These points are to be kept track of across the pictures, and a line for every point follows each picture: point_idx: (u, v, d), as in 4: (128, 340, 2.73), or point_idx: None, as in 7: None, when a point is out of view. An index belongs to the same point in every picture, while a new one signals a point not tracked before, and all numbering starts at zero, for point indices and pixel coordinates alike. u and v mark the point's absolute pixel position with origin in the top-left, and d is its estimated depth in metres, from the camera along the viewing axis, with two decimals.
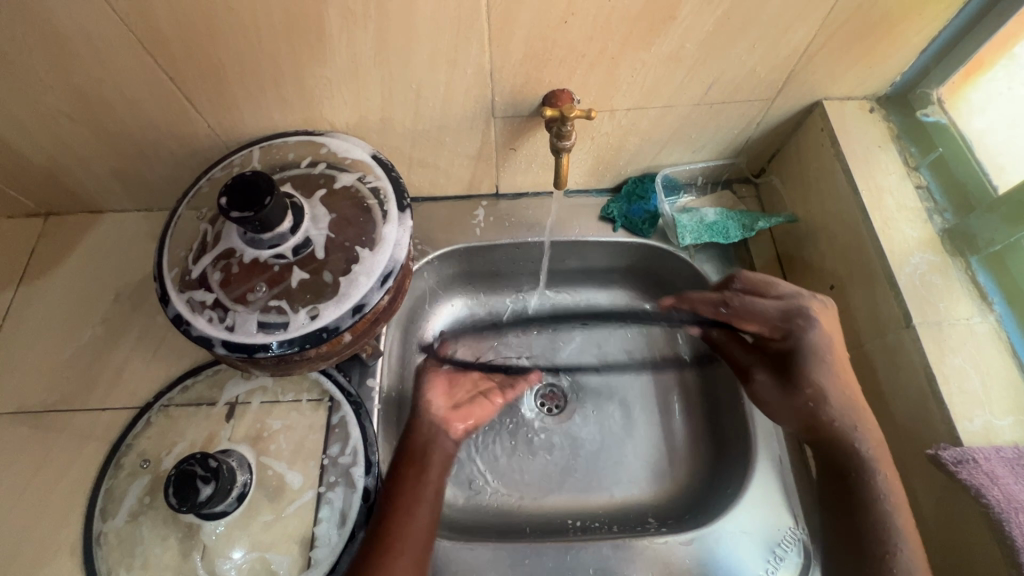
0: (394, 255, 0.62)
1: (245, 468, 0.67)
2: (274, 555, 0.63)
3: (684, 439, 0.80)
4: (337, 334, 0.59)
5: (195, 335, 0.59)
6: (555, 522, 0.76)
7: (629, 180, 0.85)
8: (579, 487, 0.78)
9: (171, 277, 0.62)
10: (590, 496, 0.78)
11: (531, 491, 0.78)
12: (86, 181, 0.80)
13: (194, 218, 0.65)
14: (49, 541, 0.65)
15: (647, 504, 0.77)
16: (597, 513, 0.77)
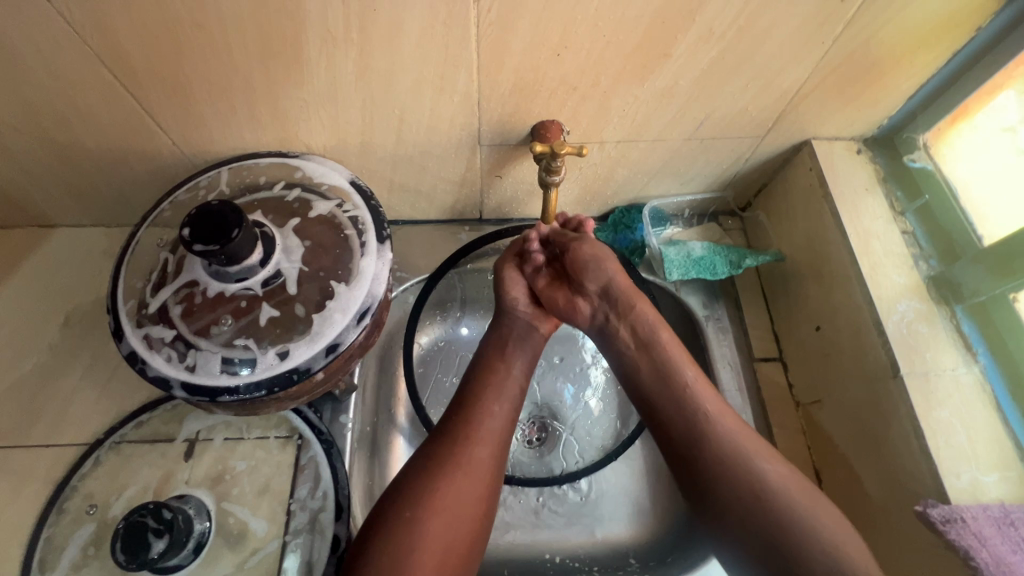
0: (372, 290, 0.58)
1: (204, 515, 0.62)
2: None
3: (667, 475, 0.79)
4: (308, 375, 0.55)
5: (151, 376, 0.54)
6: (534, 560, 0.75)
7: (616, 209, 0.84)
8: (560, 524, 0.77)
9: (126, 310, 0.57)
10: (570, 533, 0.76)
11: (513, 531, 0.76)
12: (37, 195, 0.74)
13: (154, 243, 0.61)
14: None
15: (629, 544, 0.76)
16: (578, 552, 0.75)
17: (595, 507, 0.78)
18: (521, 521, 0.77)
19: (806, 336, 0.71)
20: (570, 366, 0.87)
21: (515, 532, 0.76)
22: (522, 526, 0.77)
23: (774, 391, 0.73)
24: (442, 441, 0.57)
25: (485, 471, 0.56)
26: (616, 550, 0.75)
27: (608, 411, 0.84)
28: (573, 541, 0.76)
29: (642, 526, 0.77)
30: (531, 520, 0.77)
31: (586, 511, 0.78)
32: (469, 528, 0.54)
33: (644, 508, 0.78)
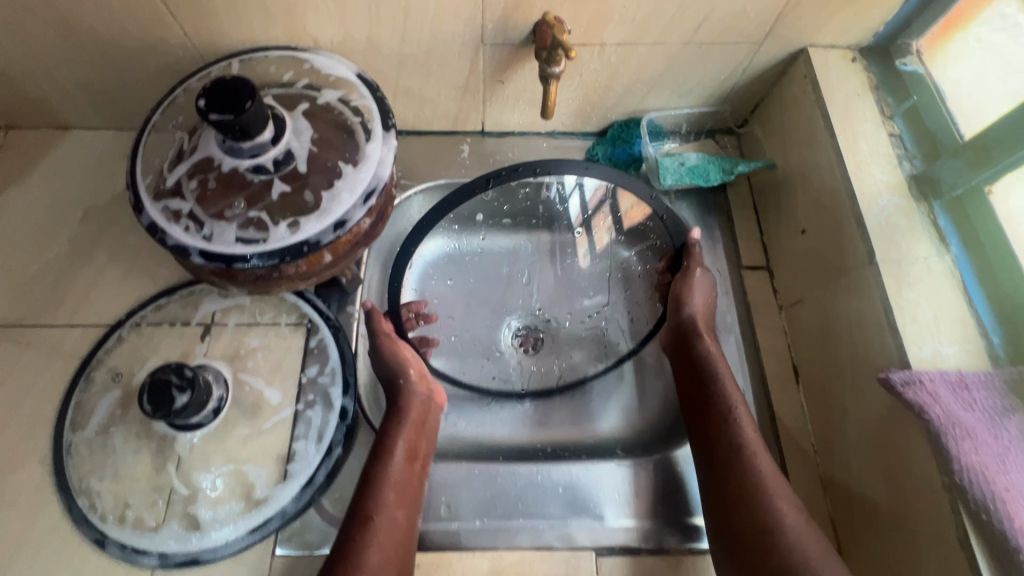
0: (377, 173, 0.61)
1: (222, 383, 0.66)
2: (251, 468, 0.63)
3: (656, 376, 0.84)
4: (317, 249, 0.58)
5: (171, 245, 0.57)
6: (526, 450, 0.79)
7: (615, 124, 0.86)
8: (553, 421, 0.82)
9: (144, 185, 0.60)
10: (562, 428, 0.82)
11: (506, 426, 0.81)
12: (53, 92, 0.76)
13: (170, 125, 0.63)
14: (16, 450, 0.64)
15: (616, 438, 0.80)
16: (568, 444, 0.80)
17: (585, 406, 0.83)
18: (517, 416, 0.82)
19: (791, 239, 0.74)
20: (563, 281, 0.91)
21: (509, 428, 0.81)
22: (518, 421, 0.82)
23: (758, 295, 0.77)
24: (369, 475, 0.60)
25: (403, 482, 0.60)
26: (604, 441, 0.80)
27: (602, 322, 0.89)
28: (565, 437, 0.81)
29: (630, 423, 0.81)
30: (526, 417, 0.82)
31: (577, 408, 0.83)
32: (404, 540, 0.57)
33: (632, 404, 0.83)
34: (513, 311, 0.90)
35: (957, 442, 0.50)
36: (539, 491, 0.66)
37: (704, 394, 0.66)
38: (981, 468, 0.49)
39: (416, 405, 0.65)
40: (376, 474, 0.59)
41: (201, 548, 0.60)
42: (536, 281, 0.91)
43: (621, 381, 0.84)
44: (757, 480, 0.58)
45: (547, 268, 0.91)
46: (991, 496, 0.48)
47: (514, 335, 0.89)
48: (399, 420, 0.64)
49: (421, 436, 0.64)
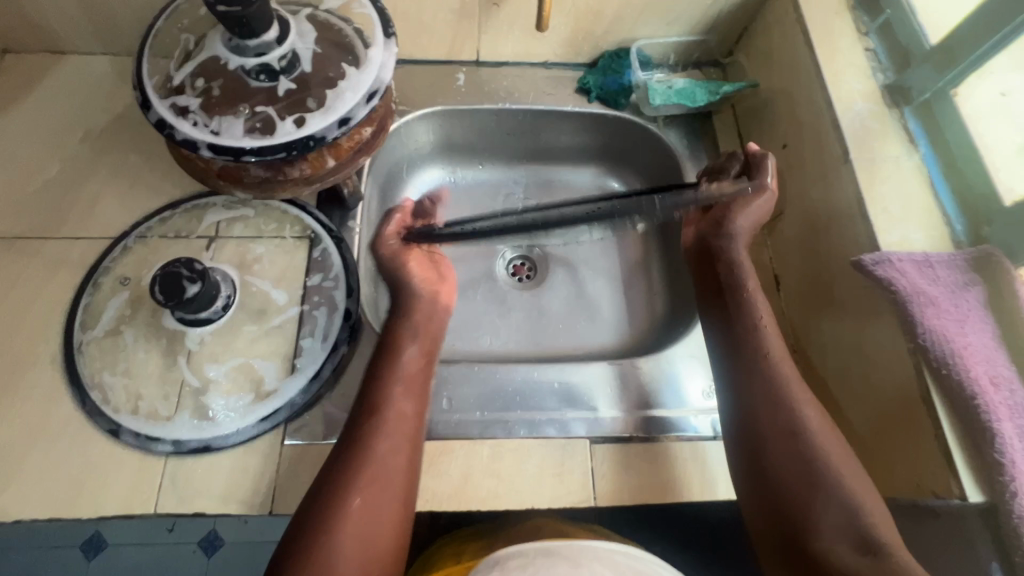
0: (379, 76, 0.63)
1: (229, 284, 0.69)
2: (259, 362, 0.66)
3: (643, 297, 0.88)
4: (323, 144, 0.61)
5: (179, 139, 0.59)
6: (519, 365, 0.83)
7: (605, 55, 0.89)
8: (545, 338, 0.85)
9: (151, 85, 0.62)
10: (554, 345, 0.85)
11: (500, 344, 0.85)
12: (50, 11, 0.77)
13: (176, 32, 0.65)
14: (28, 350, 0.66)
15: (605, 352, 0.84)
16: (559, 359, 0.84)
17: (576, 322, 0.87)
18: (511, 334, 0.85)
19: (772, 154, 0.78)
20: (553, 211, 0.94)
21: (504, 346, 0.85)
22: (512, 340, 0.85)
23: None
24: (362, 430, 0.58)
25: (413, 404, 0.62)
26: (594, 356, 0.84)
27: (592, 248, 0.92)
28: (556, 349, 0.84)
29: (619, 338, 0.85)
30: (519, 337, 0.85)
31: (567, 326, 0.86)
32: (405, 494, 0.56)
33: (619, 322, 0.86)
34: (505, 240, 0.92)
35: (922, 309, 0.54)
36: (535, 386, 0.71)
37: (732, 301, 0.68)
38: (942, 330, 0.53)
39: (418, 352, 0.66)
40: (370, 432, 0.58)
41: (212, 435, 0.62)
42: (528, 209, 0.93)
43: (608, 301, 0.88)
44: (786, 388, 0.60)
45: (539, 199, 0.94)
46: (950, 353, 0.52)
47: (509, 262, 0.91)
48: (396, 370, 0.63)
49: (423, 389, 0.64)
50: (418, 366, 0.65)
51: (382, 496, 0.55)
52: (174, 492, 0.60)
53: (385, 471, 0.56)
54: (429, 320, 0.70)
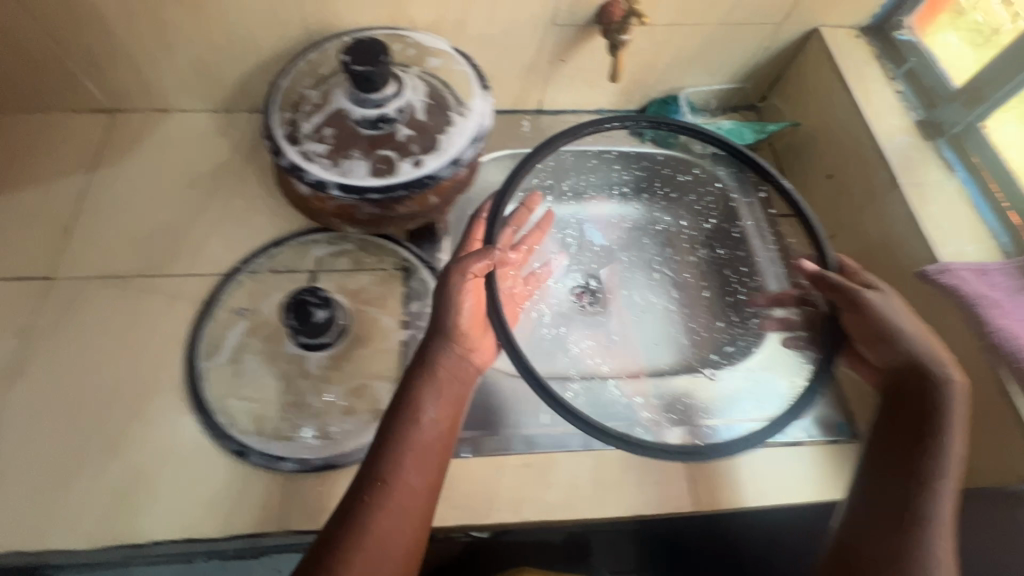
0: (482, 121, 0.72)
1: (348, 310, 0.74)
2: (374, 384, 0.70)
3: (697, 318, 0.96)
4: (437, 182, 0.68)
5: (311, 180, 0.67)
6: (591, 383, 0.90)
7: (654, 102, 0.99)
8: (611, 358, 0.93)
9: (282, 134, 0.69)
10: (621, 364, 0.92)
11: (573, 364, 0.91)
12: (167, 73, 0.86)
13: (298, 88, 0.73)
14: (153, 378, 0.71)
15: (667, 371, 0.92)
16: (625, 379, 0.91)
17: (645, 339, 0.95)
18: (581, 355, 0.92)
19: (818, 184, 0.87)
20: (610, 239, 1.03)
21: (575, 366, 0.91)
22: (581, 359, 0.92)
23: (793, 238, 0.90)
24: (360, 511, 0.54)
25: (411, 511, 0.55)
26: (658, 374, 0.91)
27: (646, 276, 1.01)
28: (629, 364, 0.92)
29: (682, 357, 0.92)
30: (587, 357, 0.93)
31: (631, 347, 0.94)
32: None
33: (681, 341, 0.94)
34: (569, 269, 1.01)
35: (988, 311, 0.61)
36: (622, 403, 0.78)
37: (916, 377, 0.60)
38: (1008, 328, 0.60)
39: (428, 414, 0.60)
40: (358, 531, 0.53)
41: (334, 451, 0.66)
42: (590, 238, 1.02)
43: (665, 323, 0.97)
44: (922, 519, 0.53)
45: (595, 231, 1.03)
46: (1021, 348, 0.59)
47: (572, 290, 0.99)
48: (401, 433, 0.58)
49: (417, 461, 0.57)
50: (431, 474, 0.57)
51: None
52: (302, 510, 0.63)
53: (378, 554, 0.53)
54: (453, 367, 0.63)
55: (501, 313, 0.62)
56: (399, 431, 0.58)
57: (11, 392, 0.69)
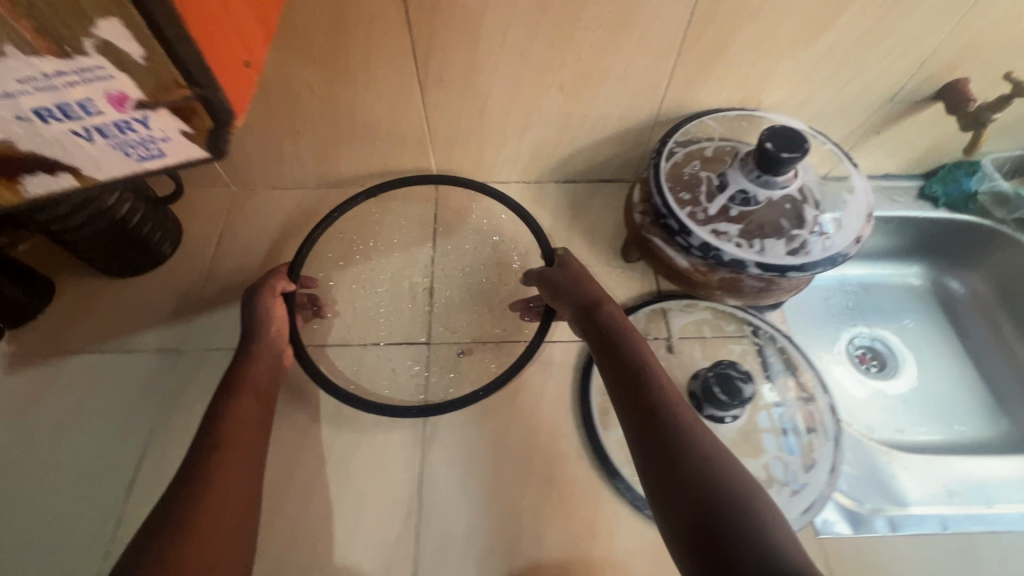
0: (869, 200, 0.75)
1: (749, 380, 0.69)
2: (781, 456, 0.71)
3: (1007, 385, 0.96)
4: (847, 259, 0.71)
5: (730, 258, 0.70)
6: (910, 446, 0.92)
7: (944, 166, 1.00)
8: (921, 422, 0.95)
9: (688, 215, 0.74)
10: (935, 429, 0.94)
11: (886, 426, 0.94)
12: (506, 151, 0.93)
13: (681, 171, 0.78)
14: (556, 444, 0.74)
15: (984, 438, 0.93)
16: (942, 446, 0.93)
17: (950, 402, 0.97)
18: (887, 417, 0.96)
19: None
20: (886, 304, 1.07)
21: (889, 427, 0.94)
22: (891, 423, 0.95)
23: None
24: (176, 504, 0.50)
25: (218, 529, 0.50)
26: (976, 441, 0.93)
27: (934, 341, 1.04)
28: (950, 433, 0.93)
29: (998, 425, 0.93)
30: (896, 420, 0.95)
31: (940, 413, 0.96)
32: None
33: (991, 409, 0.95)
34: (855, 331, 1.05)
35: None
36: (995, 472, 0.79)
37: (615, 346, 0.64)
38: None
39: (231, 470, 0.55)
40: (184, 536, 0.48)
41: None
42: (865, 303, 1.07)
43: (970, 388, 0.98)
44: None
45: (874, 295, 1.08)
46: None
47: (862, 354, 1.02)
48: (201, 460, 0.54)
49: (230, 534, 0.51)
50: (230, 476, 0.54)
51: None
52: None
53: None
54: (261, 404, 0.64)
55: (266, 319, 0.72)
56: (222, 448, 0.56)
57: (426, 455, 0.74)
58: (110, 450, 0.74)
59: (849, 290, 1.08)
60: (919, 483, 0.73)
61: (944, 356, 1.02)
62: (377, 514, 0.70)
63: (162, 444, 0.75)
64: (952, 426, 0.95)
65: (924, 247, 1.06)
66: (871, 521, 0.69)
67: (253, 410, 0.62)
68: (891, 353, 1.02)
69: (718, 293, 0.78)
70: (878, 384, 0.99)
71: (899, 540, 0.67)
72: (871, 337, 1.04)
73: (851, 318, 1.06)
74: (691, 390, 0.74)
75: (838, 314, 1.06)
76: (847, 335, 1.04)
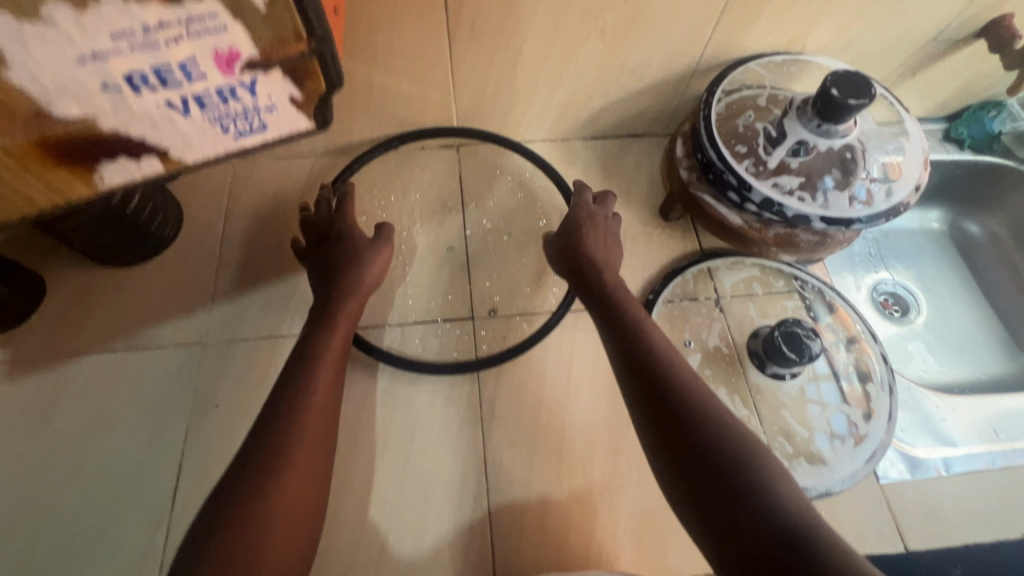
0: (924, 146, 0.73)
1: (814, 337, 0.69)
2: (837, 408, 0.73)
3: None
4: (907, 209, 0.70)
5: (795, 214, 0.68)
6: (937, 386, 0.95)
7: (968, 107, 1.00)
8: (944, 362, 0.99)
9: (748, 170, 0.71)
10: (958, 368, 0.98)
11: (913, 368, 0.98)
12: (535, 108, 0.86)
13: (734, 122, 0.75)
14: (619, 412, 0.73)
15: (1003, 373, 0.97)
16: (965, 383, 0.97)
17: (970, 340, 1.00)
18: (913, 360, 0.99)
19: None
20: (905, 247, 1.08)
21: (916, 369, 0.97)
22: (917, 365, 0.98)
23: None
24: (258, 455, 0.52)
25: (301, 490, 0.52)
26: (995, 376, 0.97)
27: (953, 283, 1.06)
28: (973, 370, 0.97)
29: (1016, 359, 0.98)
30: (921, 362, 0.99)
31: (962, 352, 0.99)
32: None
33: (1009, 345, 0.99)
34: (880, 277, 1.06)
35: None
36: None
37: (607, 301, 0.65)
38: None
39: (316, 414, 0.57)
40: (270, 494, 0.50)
41: (830, 480, 0.68)
42: (888, 247, 1.08)
43: (987, 326, 1.01)
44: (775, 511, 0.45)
45: (895, 240, 1.09)
46: None
47: (887, 300, 1.04)
48: (297, 400, 0.57)
49: (307, 473, 0.54)
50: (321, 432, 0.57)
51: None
52: None
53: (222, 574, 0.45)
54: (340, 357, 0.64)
55: (358, 268, 0.70)
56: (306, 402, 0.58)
57: (487, 434, 0.71)
58: (145, 457, 0.69)
59: (873, 237, 1.08)
60: (964, 424, 0.76)
61: (962, 297, 1.05)
62: (445, 499, 0.67)
63: (202, 446, 0.70)
64: (973, 363, 0.98)
65: (946, 190, 1.06)
66: (926, 463, 0.71)
67: (337, 359, 0.63)
68: (914, 298, 1.04)
69: (770, 249, 0.77)
70: (903, 329, 1.02)
71: (953, 479, 0.70)
72: (895, 283, 1.06)
73: (875, 265, 1.06)
74: (752, 350, 0.75)
75: (864, 262, 1.06)
76: (873, 281, 1.05)
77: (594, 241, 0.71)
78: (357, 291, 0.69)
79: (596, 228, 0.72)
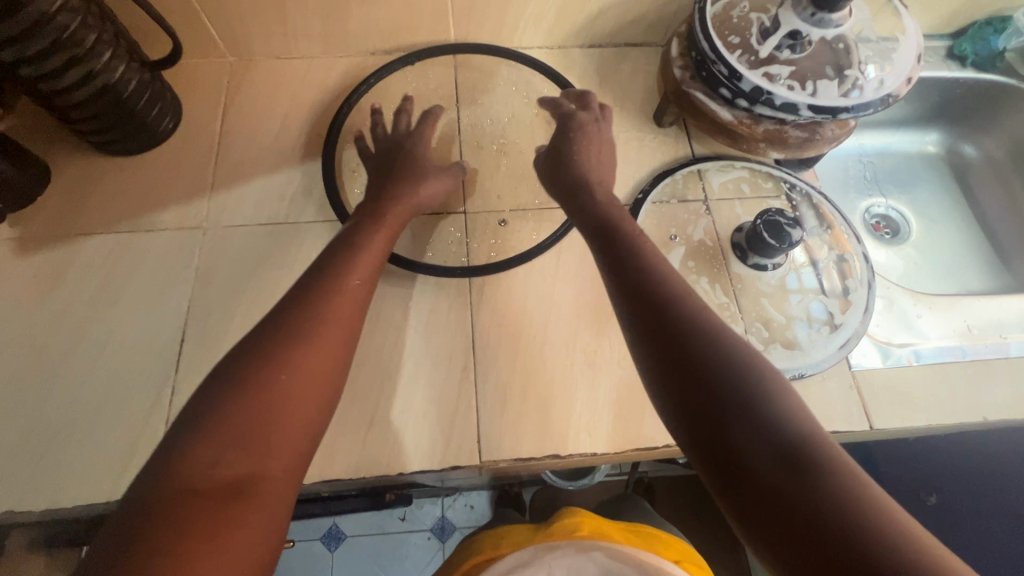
0: (920, 40, 0.72)
1: (798, 226, 0.72)
2: (818, 300, 0.75)
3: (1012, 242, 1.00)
4: (895, 101, 0.70)
5: (783, 103, 0.69)
6: None
7: (974, 24, 0.98)
8: (928, 280, 1.00)
9: (739, 60, 0.71)
10: (942, 286, 0.99)
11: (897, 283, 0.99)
12: (531, 9, 0.86)
13: (728, 15, 0.74)
14: (603, 301, 0.75)
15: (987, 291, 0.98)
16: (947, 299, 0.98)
17: (956, 260, 1.01)
18: (898, 278, 1.00)
19: None
20: (901, 172, 1.09)
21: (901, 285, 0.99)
22: (901, 281, 1.00)
23: None
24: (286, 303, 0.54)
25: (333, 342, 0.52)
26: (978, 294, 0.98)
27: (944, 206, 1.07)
28: (956, 288, 0.99)
29: (1000, 278, 0.99)
30: (906, 279, 1.00)
31: (947, 271, 1.01)
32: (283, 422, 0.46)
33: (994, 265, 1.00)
34: (872, 199, 1.06)
35: None
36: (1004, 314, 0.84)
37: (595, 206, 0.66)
38: None
39: (338, 287, 0.55)
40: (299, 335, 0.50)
41: (803, 364, 0.71)
42: (882, 170, 1.08)
43: (975, 248, 1.02)
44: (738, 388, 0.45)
45: (890, 163, 1.09)
46: None
47: (878, 220, 1.05)
48: (342, 268, 0.57)
49: (339, 338, 0.53)
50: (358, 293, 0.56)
51: (235, 436, 0.44)
52: None
53: (240, 417, 0.44)
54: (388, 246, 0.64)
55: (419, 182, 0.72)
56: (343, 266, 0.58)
57: (476, 317, 0.74)
58: (151, 326, 0.72)
59: (868, 159, 1.08)
60: (939, 324, 0.78)
61: (953, 219, 1.05)
62: (434, 373, 0.70)
63: (205, 318, 0.73)
64: (956, 281, 1.00)
65: (944, 112, 1.05)
66: (898, 354, 0.74)
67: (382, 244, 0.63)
68: (904, 219, 1.05)
69: (760, 146, 0.77)
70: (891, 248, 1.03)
71: (922, 369, 0.73)
72: (887, 205, 1.06)
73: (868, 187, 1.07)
74: (736, 242, 0.77)
75: (857, 183, 1.07)
76: (864, 203, 1.06)
77: (604, 156, 0.73)
78: (412, 199, 0.70)
79: (584, 137, 0.73)
